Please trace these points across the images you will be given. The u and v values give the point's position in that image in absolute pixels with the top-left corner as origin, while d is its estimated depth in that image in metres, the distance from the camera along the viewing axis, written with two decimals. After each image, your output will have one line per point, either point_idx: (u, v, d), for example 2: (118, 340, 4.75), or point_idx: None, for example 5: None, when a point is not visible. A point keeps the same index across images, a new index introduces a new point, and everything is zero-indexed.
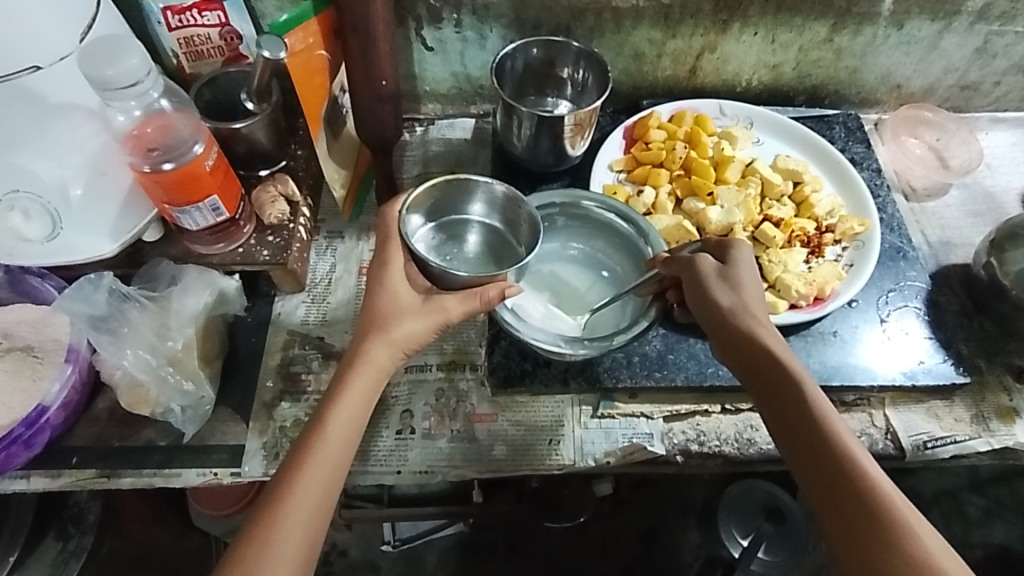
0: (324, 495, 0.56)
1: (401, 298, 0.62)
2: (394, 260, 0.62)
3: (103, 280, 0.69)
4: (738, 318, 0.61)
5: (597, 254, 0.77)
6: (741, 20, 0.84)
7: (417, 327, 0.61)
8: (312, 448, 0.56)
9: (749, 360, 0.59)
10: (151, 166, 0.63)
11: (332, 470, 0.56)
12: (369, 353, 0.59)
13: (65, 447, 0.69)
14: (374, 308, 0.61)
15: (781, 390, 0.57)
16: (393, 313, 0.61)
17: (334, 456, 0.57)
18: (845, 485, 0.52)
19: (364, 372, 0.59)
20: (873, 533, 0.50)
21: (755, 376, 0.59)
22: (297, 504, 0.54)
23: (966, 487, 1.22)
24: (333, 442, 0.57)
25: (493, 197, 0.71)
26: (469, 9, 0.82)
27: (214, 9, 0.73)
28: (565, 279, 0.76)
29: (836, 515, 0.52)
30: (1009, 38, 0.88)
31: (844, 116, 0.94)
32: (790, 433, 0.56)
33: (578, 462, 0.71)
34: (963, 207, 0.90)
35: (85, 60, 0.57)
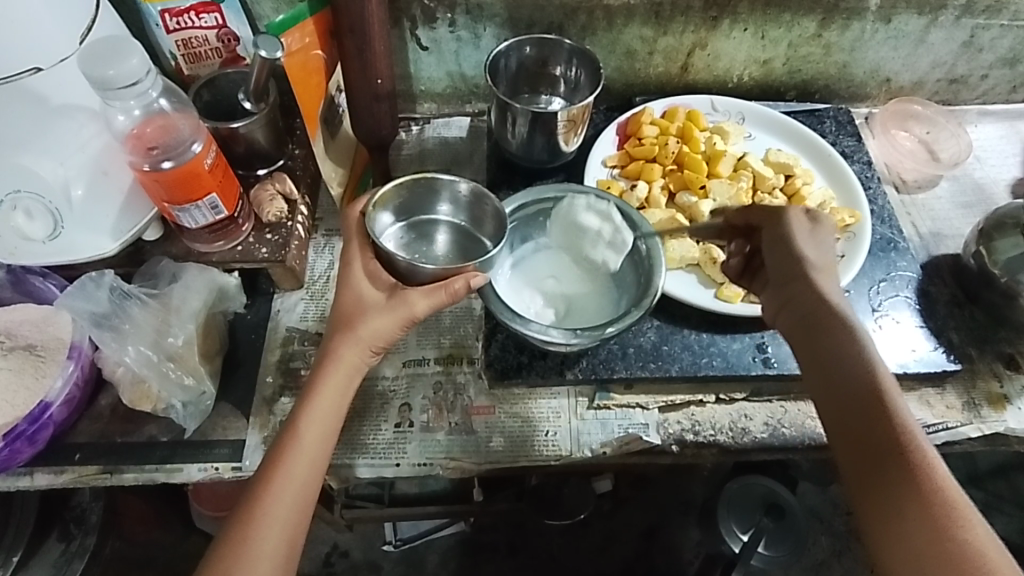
0: (302, 493, 0.57)
1: (364, 297, 0.62)
2: (356, 258, 0.63)
3: (104, 279, 0.70)
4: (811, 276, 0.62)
5: None
6: (731, 16, 0.86)
7: (381, 325, 0.60)
8: (289, 447, 0.57)
9: (816, 316, 0.60)
10: (151, 165, 0.64)
11: (309, 469, 0.57)
12: (338, 352, 0.60)
13: (69, 444, 0.70)
14: (341, 309, 0.61)
15: (844, 349, 0.58)
16: (359, 311, 0.61)
17: (313, 453, 0.58)
18: (893, 451, 0.52)
19: (335, 370, 0.59)
20: (913, 501, 0.50)
21: (818, 332, 0.59)
22: (274, 504, 0.55)
23: (965, 481, 1.22)
24: (308, 443, 0.58)
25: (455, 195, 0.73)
26: (463, 9, 0.83)
27: (213, 11, 0.74)
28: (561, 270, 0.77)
29: (874, 476, 0.52)
30: (994, 32, 0.90)
31: (835, 111, 0.95)
32: (844, 391, 0.56)
33: (575, 452, 0.72)
34: (953, 198, 0.91)
35: (86, 59, 0.58)
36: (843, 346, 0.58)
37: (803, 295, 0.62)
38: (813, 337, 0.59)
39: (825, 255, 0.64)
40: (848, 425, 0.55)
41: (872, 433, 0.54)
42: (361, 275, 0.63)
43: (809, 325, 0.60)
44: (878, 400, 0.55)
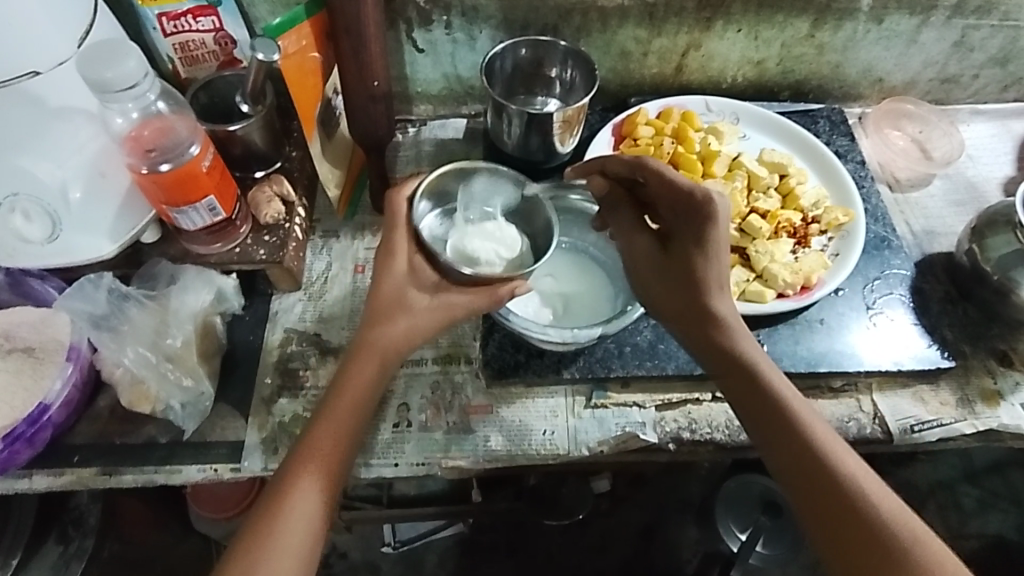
0: (328, 487, 0.57)
1: (406, 292, 0.63)
2: (401, 250, 0.64)
3: (103, 280, 0.70)
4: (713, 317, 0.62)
5: (584, 244, 0.79)
6: (725, 17, 0.86)
7: (425, 321, 0.63)
8: (319, 439, 0.58)
9: (717, 349, 0.62)
10: (149, 167, 0.65)
11: (336, 462, 0.58)
12: (373, 348, 0.61)
13: (67, 445, 0.70)
14: (382, 299, 0.63)
15: (758, 392, 0.60)
16: (400, 307, 0.63)
17: (341, 446, 0.59)
18: (811, 465, 0.56)
19: (368, 362, 0.61)
20: (846, 509, 0.54)
21: (722, 363, 0.61)
22: (303, 495, 0.56)
23: (961, 479, 1.23)
24: (338, 437, 0.59)
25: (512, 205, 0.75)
26: (458, 11, 0.84)
27: (209, 14, 0.75)
28: (558, 270, 0.78)
29: (812, 493, 0.56)
30: (985, 32, 0.90)
31: (828, 111, 0.96)
32: (757, 417, 0.59)
33: (572, 451, 0.72)
34: (946, 197, 0.92)
35: (85, 62, 0.59)
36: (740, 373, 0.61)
37: (706, 326, 0.62)
38: (723, 368, 0.61)
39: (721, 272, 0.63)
40: (776, 450, 0.58)
41: (791, 453, 0.57)
42: (405, 268, 0.64)
43: (717, 358, 0.62)
44: (784, 417, 0.58)
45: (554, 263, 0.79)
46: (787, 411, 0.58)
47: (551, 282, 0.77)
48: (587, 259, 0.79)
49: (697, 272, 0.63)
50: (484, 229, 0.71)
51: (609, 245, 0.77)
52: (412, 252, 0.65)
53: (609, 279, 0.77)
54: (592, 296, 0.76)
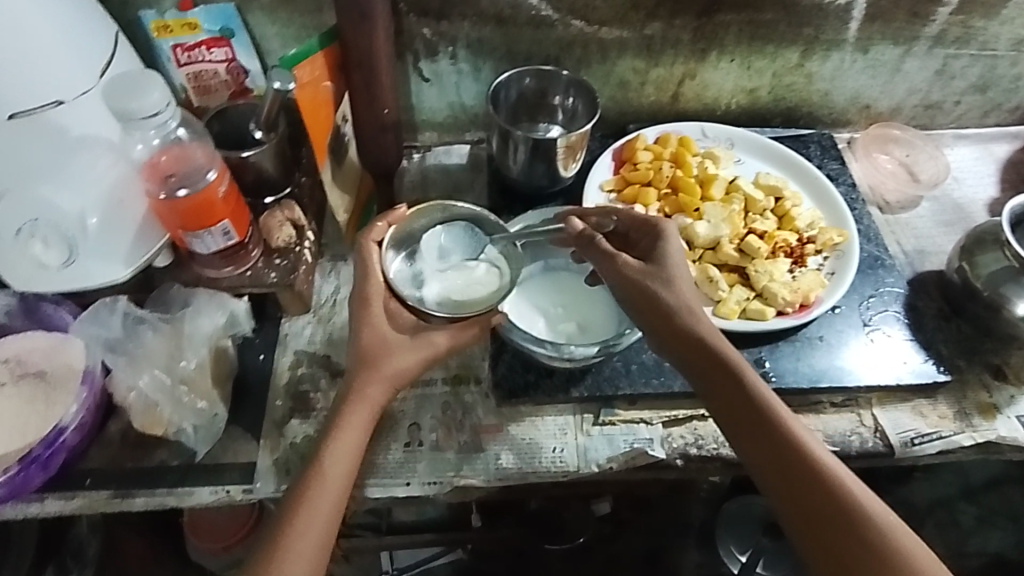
0: (327, 527, 0.58)
1: (387, 338, 0.65)
2: (376, 299, 0.65)
3: (118, 305, 0.72)
4: (685, 316, 0.64)
5: (589, 265, 0.80)
6: (718, 48, 0.90)
7: (411, 359, 0.65)
8: (315, 481, 0.59)
9: (716, 374, 0.63)
10: (167, 193, 0.67)
11: (333, 504, 0.59)
12: (363, 392, 0.63)
13: (79, 470, 0.69)
14: (364, 348, 0.64)
15: (737, 392, 0.62)
16: (384, 350, 0.64)
17: (330, 484, 0.59)
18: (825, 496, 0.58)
19: (358, 412, 0.62)
20: (826, 504, 0.58)
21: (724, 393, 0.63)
22: (300, 541, 0.57)
23: (959, 497, 1.23)
24: (331, 479, 0.59)
25: (471, 232, 0.71)
26: (464, 43, 0.87)
27: (223, 45, 0.79)
28: (568, 291, 0.79)
29: (797, 491, 0.59)
30: (965, 61, 0.95)
31: (818, 136, 1.00)
32: (745, 421, 0.62)
33: (583, 468, 0.73)
34: (934, 217, 0.95)
35: (110, 93, 0.61)
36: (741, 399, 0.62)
37: (683, 333, 0.64)
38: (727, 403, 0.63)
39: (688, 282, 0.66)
40: (763, 455, 0.61)
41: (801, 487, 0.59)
42: (381, 317, 0.65)
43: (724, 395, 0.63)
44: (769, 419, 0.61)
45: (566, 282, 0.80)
46: (766, 403, 0.61)
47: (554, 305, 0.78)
48: (593, 280, 0.80)
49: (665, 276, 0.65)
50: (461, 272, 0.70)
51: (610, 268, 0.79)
52: (388, 297, 0.67)
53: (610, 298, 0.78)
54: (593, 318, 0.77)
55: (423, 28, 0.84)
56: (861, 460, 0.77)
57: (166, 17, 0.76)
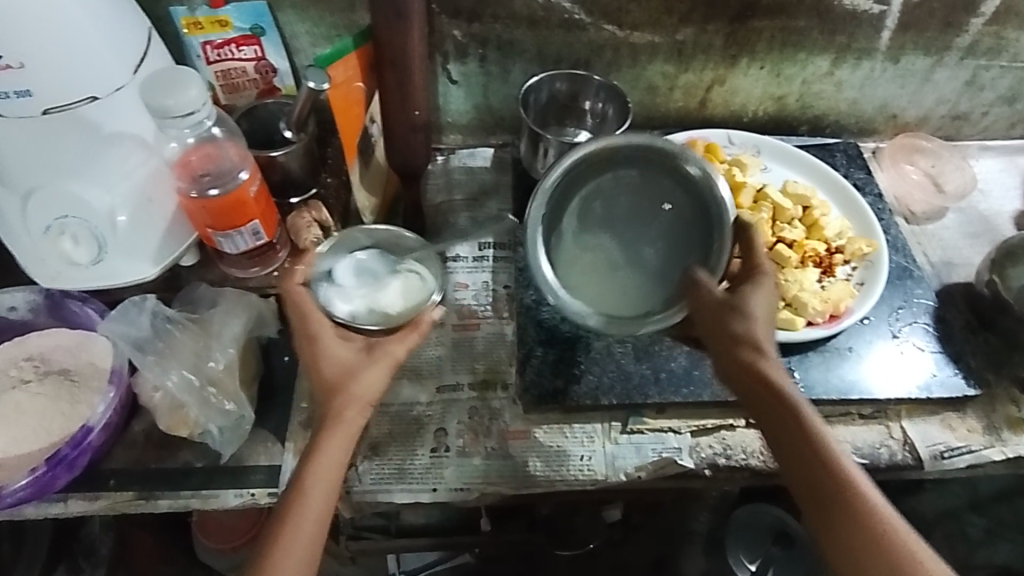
0: (311, 547, 0.56)
1: (344, 359, 0.63)
2: (320, 332, 0.64)
3: (147, 304, 0.71)
4: (744, 343, 0.63)
5: (666, 223, 0.70)
6: (749, 55, 0.89)
7: (375, 377, 0.62)
8: (296, 505, 0.57)
9: (761, 391, 0.62)
10: (199, 192, 0.66)
11: (316, 526, 0.57)
12: (340, 414, 0.61)
13: (103, 470, 0.69)
14: (327, 378, 0.62)
15: (790, 424, 0.60)
16: (348, 374, 0.62)
17: (319, 509, 0.58)
18: (854, 519, 0.56)
19: (335, 433, 0.60)
20: (867, 546, 0.55)
21: (763, 408, 0.62)
22: (285, 558, 0.55)
23: (968, 508, 1.22)
24: (314, 500, 0.58)
25: (383, 255, 0.77)
26: (494, 44, 0.86)
27: (252, 43, 0.79)
28: (623, 231, 0.70)
29: (838, 529, 0.57)
30: (995, 72, 0.94)
31: (845, 145, 0.99)
32: (792, 452, 0.60)
33: (610, 477, 0.72)
34: (961, 229, 0.95)
35: (146, 92, 0.60)
36: (782, 414, 0.61)
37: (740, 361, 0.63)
38: (766, 416, 0.62)
39: (765, 314, 0.65)
40: (807, 487, 0.59)
41: (830, 510, 0.57)
42: (334, 344, 0.64)
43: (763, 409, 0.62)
44: (819, 455, 0.59)
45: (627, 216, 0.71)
46: (819, 438, 0.59)
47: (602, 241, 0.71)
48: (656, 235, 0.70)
49: (733, 307, 0.64)
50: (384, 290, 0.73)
51: (681, 224, 0.69)
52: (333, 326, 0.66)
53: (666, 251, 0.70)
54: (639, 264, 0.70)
55: (454, 29, 0.84)
56: (890, 473, 0.76)
57: (197, 14, 0.75)
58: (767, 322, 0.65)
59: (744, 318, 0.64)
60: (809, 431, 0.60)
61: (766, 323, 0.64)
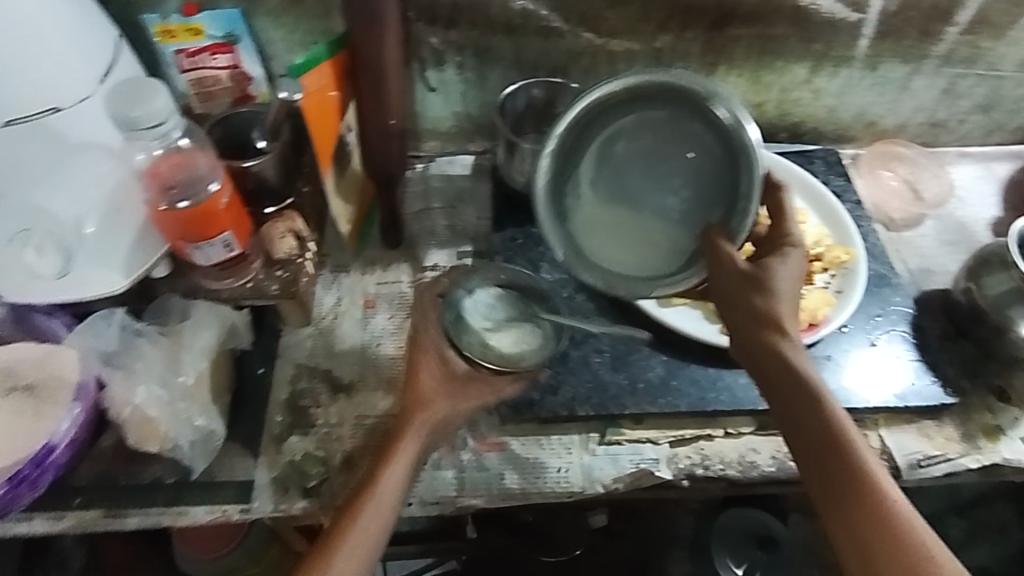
0: (372, 547, 0.61)
1: (432, 380, 0.71)
2: (432, 350, 0.73)
3: (115, 317, 0.70)
4: (765, 325, 0.63)
5: (695, 171, 0.68)
6: (728, 62, 0.89)
7: (461, 404, 0.70)
8: (366, 504, 0.62)
9: (781, 372, 0.62)
10: (168, 204, 0.65)
11: (379, 526, 0.61)
12: (416, 426, 0.67)
13: (70, 486, 0.67)
14: (418, 390, 0.70)
15: (808, 408, 0.61)
16: (431, 395, 0.70)
17: (387, 511, 0.62)
18: (867, 506, 0.57)
19: (410, 442, 0.66)
20: (878, 531, 0.56)
21: (783, 390, 0.62)
22: (348, 555, 0.59)
23: (948, 510, 1.22)
24: (381, 502, 0.62)
25: (514, 299, 0.77)
26: (471, 52, 0.85)
27: (226, 51, 0.77)
28: (649, 173, 0.70)
29: (849, 513, 0.57)
30: (971, 80, 0.95)
31: (824, 152, 0.99)
32: (808, 435, 0.60)
33: (587, 488, 0.72)
34: (939, 236, 0.95)
35: (113, 102, 0.60)
36: (801, 396, 0.61)
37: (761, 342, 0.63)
38: (784, 399, 0.62)
39: (789, 295, 0.64)
40: (821, 471, 0.59)
41: (843, 496, 0.58)
42: (438, 363, 0.72)
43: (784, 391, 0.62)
44: (835, 440, 0.59)
45: (652, 160, 0.69)
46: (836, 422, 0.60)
47: (621, 186, 0.70)
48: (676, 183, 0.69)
49: (759, 283, 0.63)
50: (512, 331, 0.74)
51: (709, 171, 0.67)
52: (445, 348, 0.73)
53: (692, 198, 0.68)
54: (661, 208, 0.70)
55: (431, 36, 0.83)
56: None
57: (170, 21, 0.74)
58: (791, 304, 0.64)
59: (768, 297, 0.63)
60: (826, 416, 0.60)
61: (789, 304, 0.64)
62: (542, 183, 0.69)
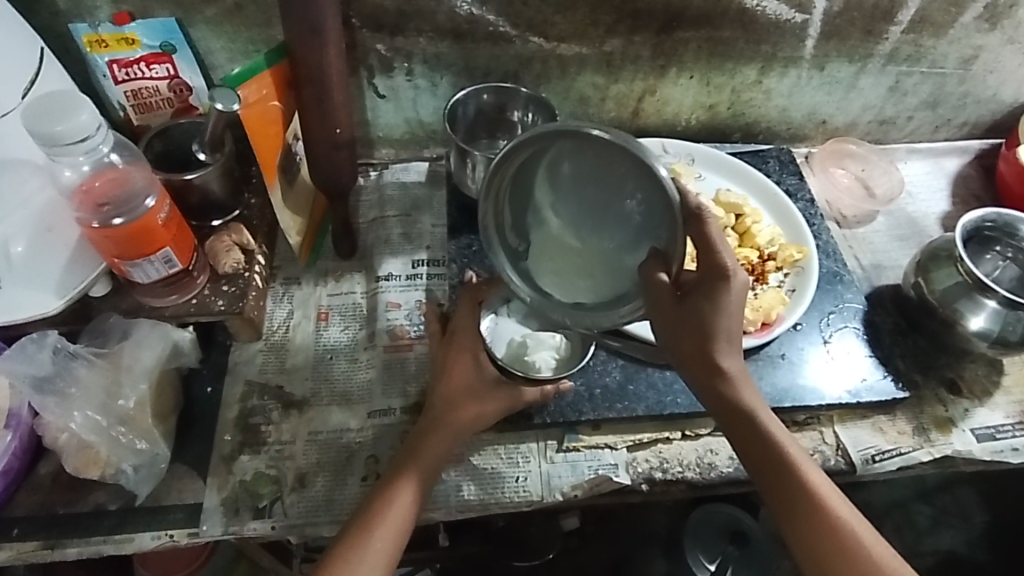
0: (391, 546, 0.60)
1: (468, 381, 0.69)
2: (467, 350, 0.70)
3: (47, 339, 0.67)
4: (708, 365, 0.60)
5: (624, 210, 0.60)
6: (678, 65, 0.90)
7: (490, 409, 0.67)
8: (385, 503, 0.61)
9: (729, 410, 0.61)
10: (101, 221, 0.62)
11: (399, 526, 0.60)
12: (444, 425, 0.66)
13: (6, 518, 0.65)
14: (449, 390, 0.68)
15: (759, 441, 0.60)
16: (465, 396, 0.68)
17: (405, 513, 0.61)
18: (823, 519, 0.58)
19: (437, 439, 0.65)
20: (837, 551, 0.57)
21: (731, 417, 0.61)
22: (369, 553, 0.59)
23: (914, 497, 1.24)
24: (399, 502, 0.61)
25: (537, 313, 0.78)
26: (420, 58, 0.84)
27: (164, 61, 0.75)
28: (585, 212, 0.62)
29: (808, 535, 0.58)
30: (916, 78, 0.96)
31: (777, 151, 1.00)
32: (761, 466, 0.60)
33: (546, 497, 0.71)
34: (890, 232, 0.97)
35: (31, 118, 0.57)
36: (750, 430, 0.60)
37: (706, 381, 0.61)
38: (735, 422, 0.61)
39: (733, 329, 0.60)
40: (777, 497, 0.60)
41: (798, 512, 0.59)
42: (471, 365, 0.69)
43: (733, 415, 0.60)
44: (787, 468, 0.59)
45: (602, 185, 0.60)
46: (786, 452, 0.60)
47: (576, 216, 0.63)
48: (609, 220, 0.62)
49: (698, 324, 0.59)
50: (535, 338, 0.75)
51: (650, 202, 0.58)
52: (478, 351, 0.70)
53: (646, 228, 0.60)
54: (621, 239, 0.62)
55: (377, 43, 0.82)
56: None
57: (101, 32, 0.72)
58: (734, 337, 0.60)
59: (709, 336, 0.59)
60: (776, 447, 0.60)
61: (732, 337, 0.60)
62: (504, 216, 0.67)
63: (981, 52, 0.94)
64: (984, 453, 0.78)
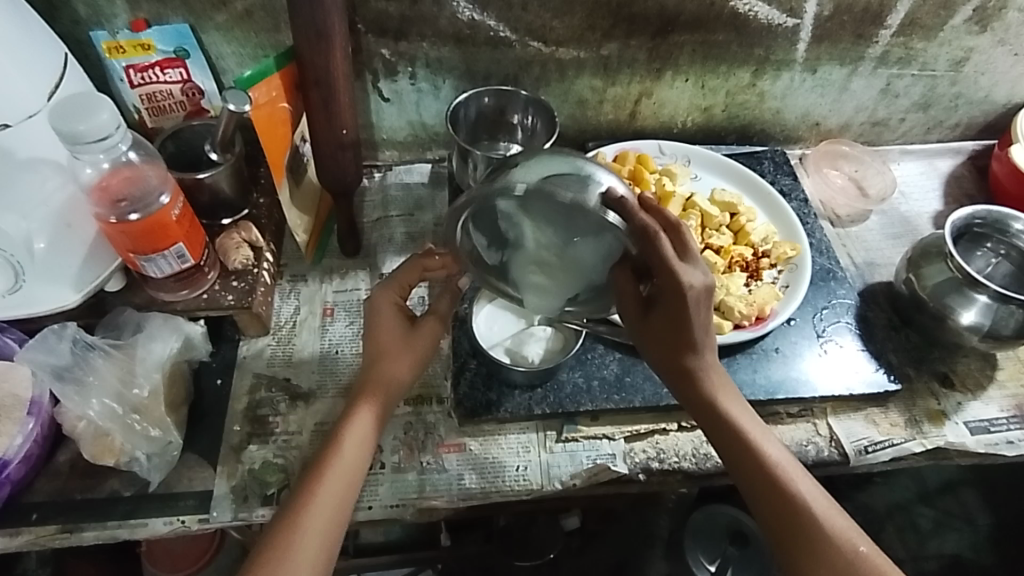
0: (336, 511, 0.58)
1: (383, 336, 0.66)
2: (387, 301, 0.68)
3: (66, 331, 0.70)
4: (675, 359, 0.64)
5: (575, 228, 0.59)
6: (673, 68, 0.92)
7: (412, 359, 0.66)
8: (327, 466, 0.60)
9: (695, 401, 0.64)
10: (118, 217, 0.65)
11: (345, 487, 0.60)
12: (370, 387, 0.64)
13: (24, 504, 0.67)
14: (373, 346, 0.66)
15: (723, 430, 0.63)
16: (383, 352, 0.66)
17: (347, 479, 0.60)
18: (785, 501, 0.60)
19: (370, 400, 0.64)
20: (800, 532, 0.59)
21: (697, 407, 0.64)
22: (313, 517, 0.57)
23: (916, 499, 1.24)
24: (346, 462, 0.60)
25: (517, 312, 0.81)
26: (423, 62, 0.87)
27: (177, 66, 0.78)
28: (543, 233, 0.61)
29: (772, 517, 0.60)
30: (907, 80, 0.99)
31: (772, 153, 1.03)
32: (729, 451, 0.63)
33: (545, 485, 0.73)
34: (883, 230, 0.99)
35: (56, 115, 0.60)
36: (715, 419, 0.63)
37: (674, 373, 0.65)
38: (703, 414, 0.64)
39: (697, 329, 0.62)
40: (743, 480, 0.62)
41: (763, 494, 0.61)
42: (389, 313, 0.67)
43: (700, 409, 0.64)
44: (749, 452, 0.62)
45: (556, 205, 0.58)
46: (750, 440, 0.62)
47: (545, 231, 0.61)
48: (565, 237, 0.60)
49: (663, 318, 0.63)
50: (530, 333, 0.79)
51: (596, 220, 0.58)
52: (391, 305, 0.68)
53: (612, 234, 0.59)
54: (590, 246, 0.61)
55: (382, 48, 0.85)
56: (818, 469, 0.79)
57: (119, 38, 0.75)
58: (701, 333, 0.63)
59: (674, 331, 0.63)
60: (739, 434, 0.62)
61: (698, 334, 0.63)
62: (476, 242, 0.65)
63: (973, 54, 0.96)
64: (977, 445, 0.80)
